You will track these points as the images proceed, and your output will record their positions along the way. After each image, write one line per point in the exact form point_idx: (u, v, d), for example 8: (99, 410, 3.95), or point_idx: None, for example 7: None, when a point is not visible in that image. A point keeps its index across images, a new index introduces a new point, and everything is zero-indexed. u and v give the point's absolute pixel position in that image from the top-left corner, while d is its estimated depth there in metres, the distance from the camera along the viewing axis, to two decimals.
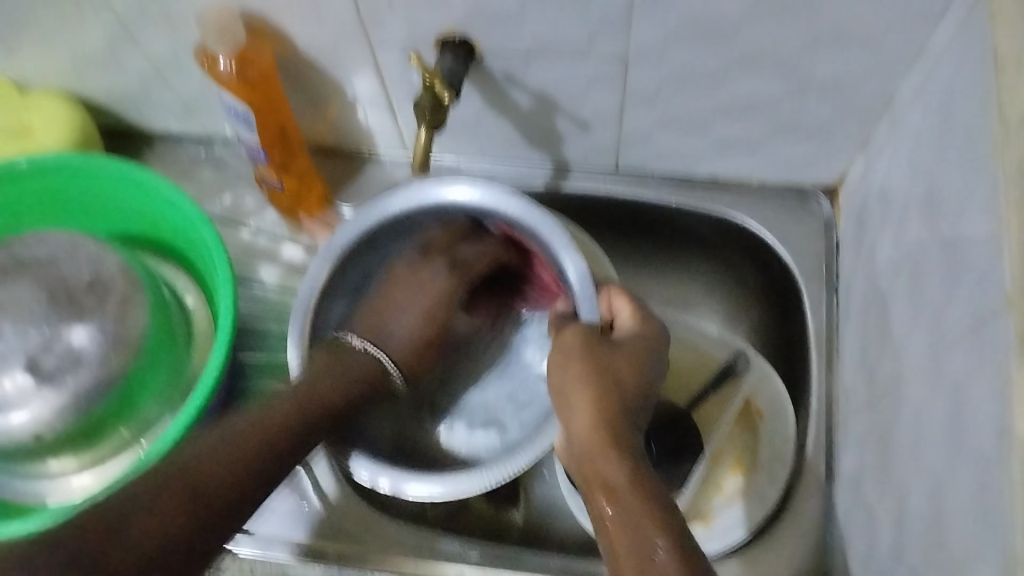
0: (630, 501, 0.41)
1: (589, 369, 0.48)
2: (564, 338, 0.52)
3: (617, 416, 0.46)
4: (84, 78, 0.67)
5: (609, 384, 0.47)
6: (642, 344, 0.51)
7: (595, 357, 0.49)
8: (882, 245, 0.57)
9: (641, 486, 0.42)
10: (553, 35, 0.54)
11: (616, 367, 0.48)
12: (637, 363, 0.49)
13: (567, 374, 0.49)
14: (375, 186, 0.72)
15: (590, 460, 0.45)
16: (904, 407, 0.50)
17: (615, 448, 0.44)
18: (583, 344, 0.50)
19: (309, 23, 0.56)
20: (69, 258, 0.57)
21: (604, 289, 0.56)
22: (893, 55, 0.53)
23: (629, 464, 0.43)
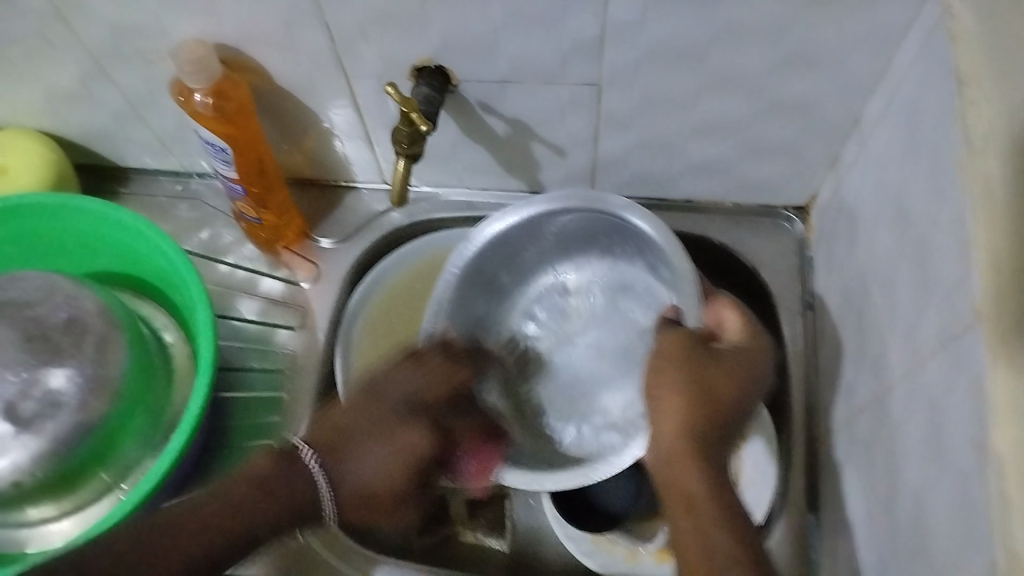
0: (711, 533, 0.45)
1: (690, 380, 0.48)
2: (665, 342, 0.51)
3: (707, 429, 0.48)
4: (58, 116, 0.67)
5: (706, 404, 0.48)
6: (745, 362, 0.50)
7: (699, 371, 0.49)
8: (856, 262, 0.58)
9: (727, 517, 0.45)
10: (527, 62, 0.55)
11: (722, 380, 0.49)
12: (734, 377, 0.49)
13: (663, 381, 0.49)
14: (354, 216, 0.72)
15: (675, 466, 0.47)
16: (885, 421, 0.50)
17: (700, 462, 0.47)
18: (686, 353, 0.50)
19: (284, 56, 0.57)
20: (46, 299, 0.57)
21: (713, 301, 0.55)
22: (857, 76, 0.54)
23: (710, 480, 0.47)
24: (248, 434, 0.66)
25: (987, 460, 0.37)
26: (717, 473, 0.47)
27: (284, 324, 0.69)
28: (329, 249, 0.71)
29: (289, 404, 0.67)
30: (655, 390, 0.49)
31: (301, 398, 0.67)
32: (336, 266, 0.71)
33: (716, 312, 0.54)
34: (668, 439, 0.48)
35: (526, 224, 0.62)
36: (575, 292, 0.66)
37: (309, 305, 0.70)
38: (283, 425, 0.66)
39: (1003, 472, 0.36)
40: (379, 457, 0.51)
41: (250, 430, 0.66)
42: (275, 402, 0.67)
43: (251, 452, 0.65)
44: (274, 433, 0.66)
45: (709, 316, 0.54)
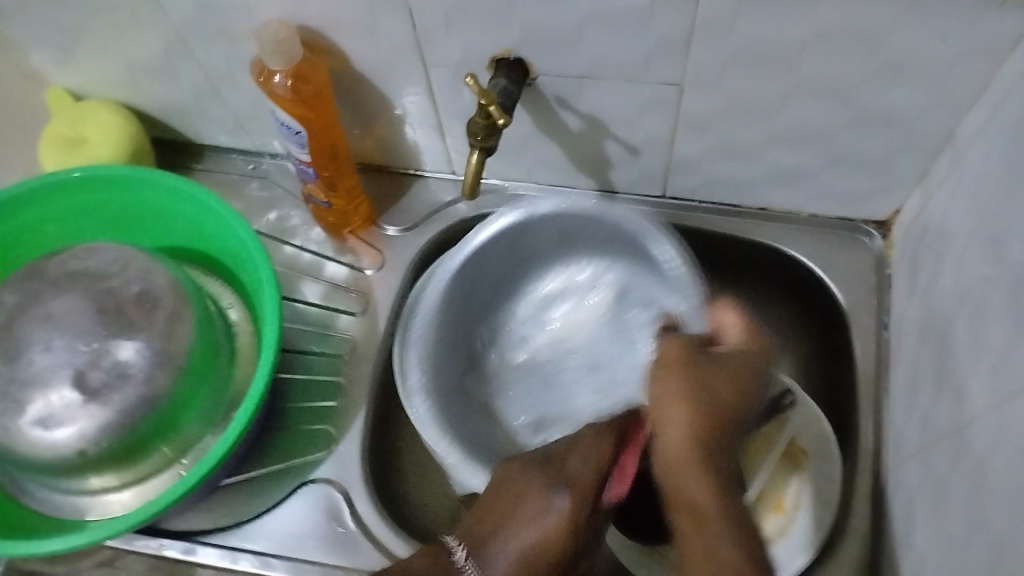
0: (724, 520, 0.43)
1: (690, 383, 0.48)
2: (663, 351, 0.51)
3: (719, 433, 0.47)
4: (139, 90, 0.68)
5: (705, 403, 0.47)
6: (743, 360, 0.50)
7: (696, 372, 0.48)
8: (941, 282, 0.55)
9: (734, 540, 0.42)
10: (610, 60, 0.54)
11: (709, 381, 0.48)
12: (733, 376, 0.49)
13: (666, 391, 0.48)
14: (420, 205, 0.72)
15: (683, 474, 0.45)
16: (965, 452, 0.48)
17: (705, 468, 0.45)
18: (681, 359, 0.49)
19: (365, 42, 0.56)
20: (120, 272, 0.58)
21: (713, 306, 0.55)
22: (957, 89, 0.51)
23: (712, 489, 0.44)
24: (305, 417, 0.66)
25: None
26: (716, 474, 0.45)
27: (346, 309, 0.70)
28: (394, 237, 0.71)
29: (348, 389, 0.67)
30: (658, 403, 0.48)
31: (359, 385, 0.67)
32: (400, 254, 0.71)
33: (717, 318, 0.54)
34: (673, 448, 0.46)
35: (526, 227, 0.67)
36: (571, 297, 0.71)
37: (372, 292, 0.70)
38: (341, 409, 0.66)
39: None
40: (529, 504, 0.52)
41: (308, 413, 0.67)
42: (334, 387, 0.67)
43: (308, 434, 0.66)
44: (331, 417, 0.66)
45: (713, 322, 0.54)
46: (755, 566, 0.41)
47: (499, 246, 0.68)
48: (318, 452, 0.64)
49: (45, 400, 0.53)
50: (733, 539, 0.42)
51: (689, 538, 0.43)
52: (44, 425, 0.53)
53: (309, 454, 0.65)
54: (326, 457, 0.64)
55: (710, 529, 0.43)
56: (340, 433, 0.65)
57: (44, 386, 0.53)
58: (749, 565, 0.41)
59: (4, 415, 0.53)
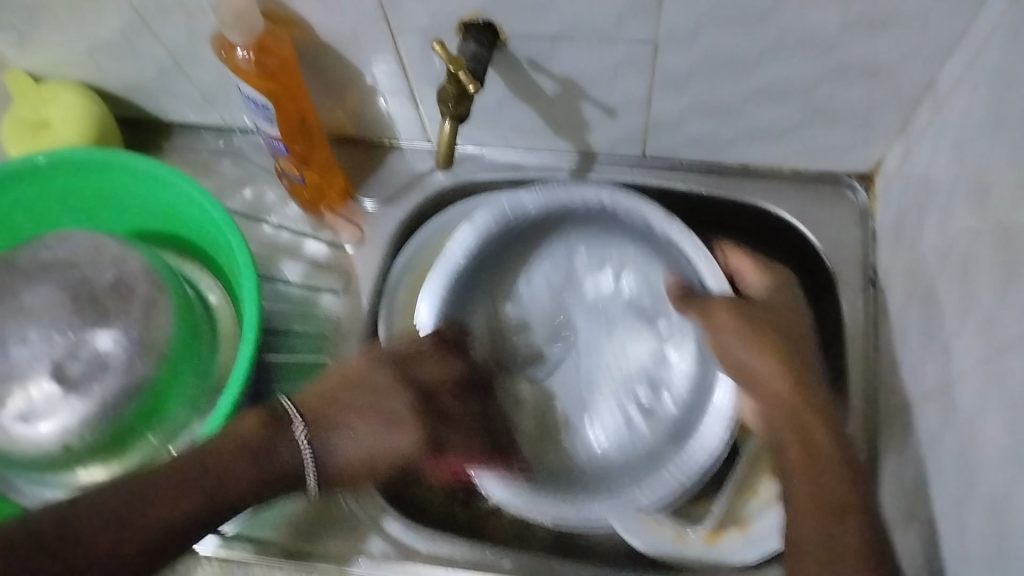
0: (826, 484, 0.49)
1: (738, 322, 0.56)
2: (714, 308, 0.57)
3: (810, 374, 0.54)
4: (101, 70, 0.66)
5: (796, 355, 0.54)
6: (778, 302, 0.58)
7: (754, 313, 0.56)
8: (925, 235, 0.54)
9: (852, 476, 0.49)
10: (580, 20, 0.52)
11: (783, 341, 0.55)
12: (791, 320, 0.57)
13: (723, 337, 0.56)
14: (397, 177, 0.71)
15: (799, 431, 0.51)
16: (955, 408, 0.47)
17: (814, 405, 0.52)
18: (733, 308, 0.57)
19: (328, 10, 0.55)
20: (92, 260, 0.56)
21: (722, 249, 0.63)
22: (936, 38, 0.50)
23: (839, 445, 0.50)
24: (294, 399, 0.66)
25: None
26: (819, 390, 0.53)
27: (327, 287, 0.69)
28: (372, 211, 0.70)
29: (334, 368, 0.66)
30: (724, 350, 0.56)
31: (345, 362, 0.66)
32: (379, 227, 0.70)
33: (730, 256, 0.63)
34: (760, 368, 0.54)
35: (597, 211, 0.63)
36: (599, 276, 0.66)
37: (352, 268, 0.69)
38: None
39: None
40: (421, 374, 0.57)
41: (295, 394, 0.66)
42: (320, 367, 0.66)
43: None
44: None
45: (731, 260, 0.62)
46: (852, 501, 0.48)
47: (553, 218, 0.64)
48: None
49: (25, 394, 0.52)
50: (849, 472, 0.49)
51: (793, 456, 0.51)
52: (25, 419, 0.52)
53: None
54: None
55: (844, 521, 0.47)
56: None
57: (22, 380, 0.52)
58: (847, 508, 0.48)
59: None
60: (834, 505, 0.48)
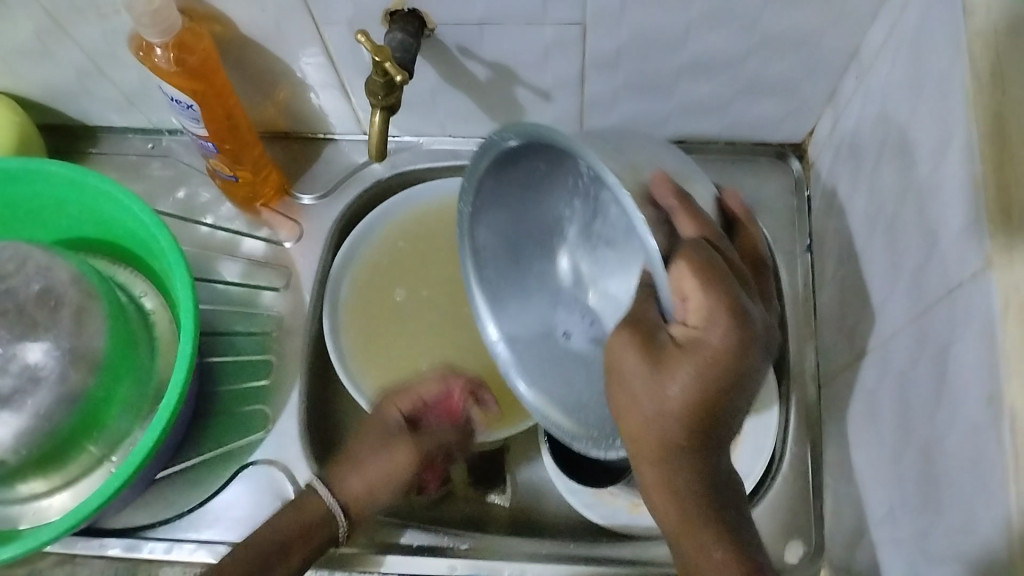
0: (692, 551, 0.46)
1: (646, 388, 0.43)
2: (616, 341, 0.45)
3: (682, 461, 0.44)
4: (16, 75, 0.64)
5: (665, 416, 0.43)
6: (719, 342, 0.40)
7: (647, 377, 0.43)
8: (855, 199, 0.56)
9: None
10: (505, 5, 0.52)
11: (688, 433, 0.43)
12: (716, 379, 0.41)
13: (624, 393, 0.45)
14: (334, 169, 0.70)
15: (653, 484, 0.46)
16: (891, 367, 0.48)
17: (687, 469, 0.45)
18: (633, 361, 0.43)
19: (247, 5, 0.53)
20: (17, 271, 0.55)
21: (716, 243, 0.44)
22: (857, 6, 0.51)
23: (692, 493, 0.45)
24: (239, 399, 0.65)
25: (998, 410, 0.35)
26: (709, 474, 0.45)
27: (268, 285, 0.67)
28: (310, 206, 0.69)
29: (279, 366, 0.65)
30: (619, 402, 0.45)
31: (291, 359, 0.65)
32: (318, 222, 0.68)
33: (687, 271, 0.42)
34: (639, 442, 0.45)
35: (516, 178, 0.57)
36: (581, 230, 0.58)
37: (293, 265, 0.68)
38: (274, 387, 0.64)
39: (1017, 423, 0.34)
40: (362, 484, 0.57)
41: (240, 395, 0.65)
42: (265, 366, 0.65)
43: (243, 416, 0.64)
44: (264, 397, 0.64)
45: (669, 287, 0.42)
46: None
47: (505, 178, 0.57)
48: (254, 433, 0.63)
49: None
50: (705, 530, 0.45)
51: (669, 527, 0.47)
52: None
53: (247, 436, 0.63)
54: (265, 437, 0.62)
55: (693, 528, 0.46)
56: (275, 413, 0.63)
57: None
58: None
59: None
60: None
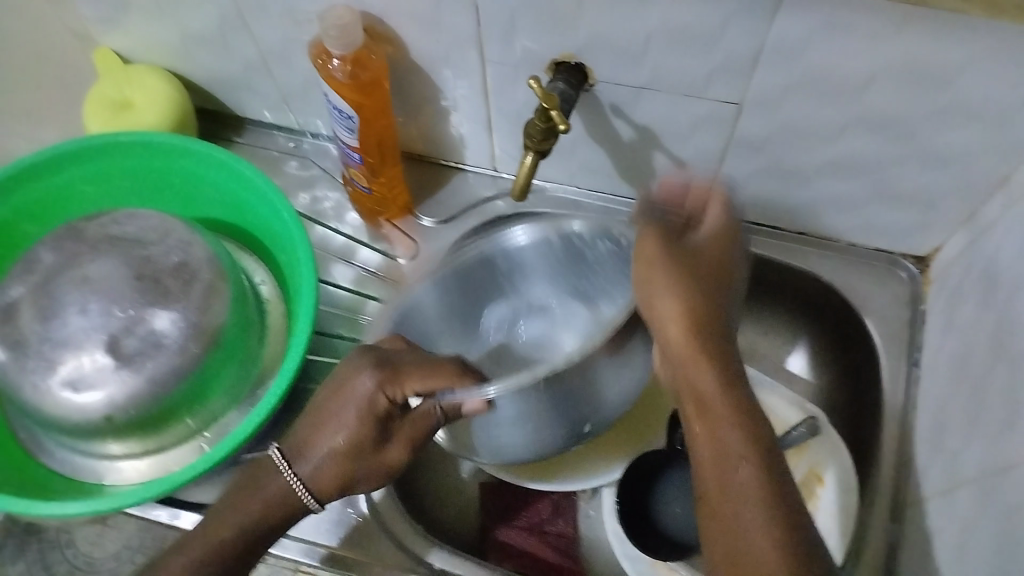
0: (723, 438, 0.45)
1: (682, 276, 0.51)
2: (643, 244, 0.53)
3: (720, 355, 0.48)
4: (189, 58, 0.67)
5: (703, 299, 0.50)
6: (726, 252, 0.53)
7: (679, 264, 0.51)
8: (982, 324, 0.55)
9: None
10: (670, 74, 0.54)
11: (700, 348, 0.48)
12: (722, 259, 0.52)
13: (654, 276, 0.51)
14: (458, 198, 0.72)
15: (690, 366, 0.48)
16: (998, 501, 0.47)
17: (710, 362, 0.47)
18: (662, 252, 0.52)
19: (424, 32, 0.56)
20: (159, 240, 0.57)
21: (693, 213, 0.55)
22: (1021, 135, 0.51)
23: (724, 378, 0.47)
24: None
25: None
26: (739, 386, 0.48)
27: (375, 295, 0.69)
28: (428, 228, 0.71)
29: None
30: (649, 298, 0.51)
31: None
32: (433, 246, 0.70)
33: (694, 200, 0.56)
34: (669, 318, 0.49)
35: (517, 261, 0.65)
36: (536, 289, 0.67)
37: (402, 281, 0.69)
38: None
39: None
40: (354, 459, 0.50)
41: None
42: None
43: None
44: None
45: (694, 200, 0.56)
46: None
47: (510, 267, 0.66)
48: None
49: (77, 362, 0.52)
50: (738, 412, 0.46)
51: (695, 421, 0.47)
52: (72, 387, 0.52)
53: None
54: None
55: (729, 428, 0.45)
56: None
57: (77, 349, 0.52)
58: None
59: (35, 372, 0.52)
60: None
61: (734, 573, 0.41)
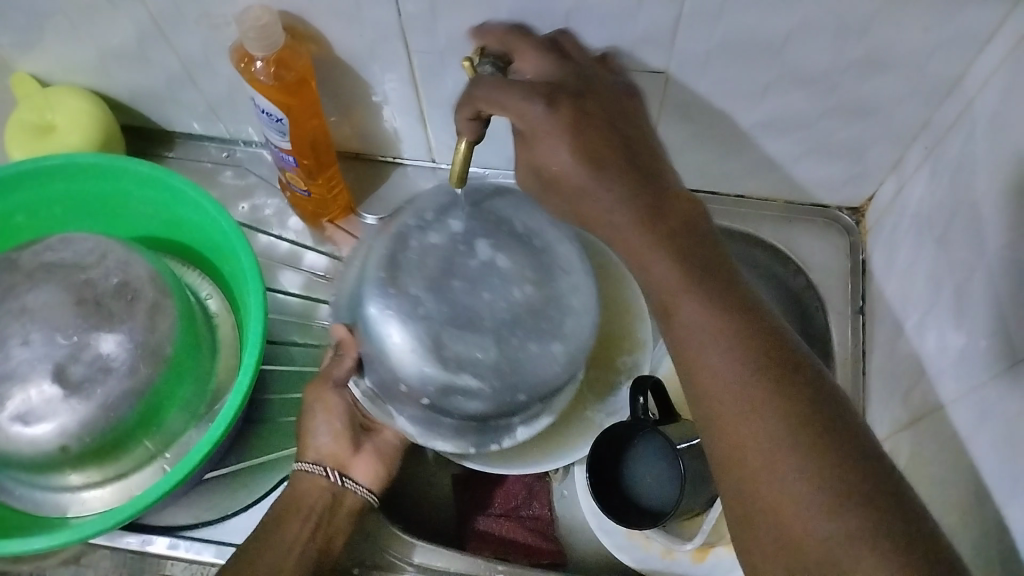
0: (719, 364, 0.40)
1: (565, 128, 0.43)
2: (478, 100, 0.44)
3: (671, 251, 0.42)
4: (110, 76, 0.66)
5: (628, 176, 0.43)
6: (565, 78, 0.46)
7: (575, 129, 0.43)
8: (919, 264, 0.56)
9: (838, 442, 0.37)
10: (595, 48, 0.54)
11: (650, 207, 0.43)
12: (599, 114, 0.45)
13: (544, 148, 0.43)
14: (399, 193, 0.71)
15: (637, 259, 0.43)
16: (952, 434, 0.49)
17: (662, 259, 0.42)
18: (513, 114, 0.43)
19: (346, 28, 0.56)
20: (97, 263, 0.56)
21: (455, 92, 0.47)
22: (937, 78, 0.53)
23: (690, 289, 0.41)
24: (288, 409, 0.66)
25: None
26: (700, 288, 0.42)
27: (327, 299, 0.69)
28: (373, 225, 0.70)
29: None
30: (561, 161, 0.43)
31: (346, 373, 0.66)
32: None
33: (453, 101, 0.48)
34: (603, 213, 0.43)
35: None
36: None
37: None
38: None
39: None
40: (338, 417, 0.57)
41: (290, 404, 0.66)
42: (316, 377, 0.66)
43: (291, 426, 0.65)
44: None
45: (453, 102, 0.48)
46: (861, 478, 0.36)
47: None
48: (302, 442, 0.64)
49: (25, 395, 0.51)
50: (713, 322, 0.41)
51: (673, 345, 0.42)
52: (23, 420, 0.51)
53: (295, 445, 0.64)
54: None
55: (712, 337, 0.41)
56: None
57: (23, 381, 0.51)
58: (809, 420, 0.38)
59: None
60: (808, 426, 0.37)
61: (782, 515, 0.36)
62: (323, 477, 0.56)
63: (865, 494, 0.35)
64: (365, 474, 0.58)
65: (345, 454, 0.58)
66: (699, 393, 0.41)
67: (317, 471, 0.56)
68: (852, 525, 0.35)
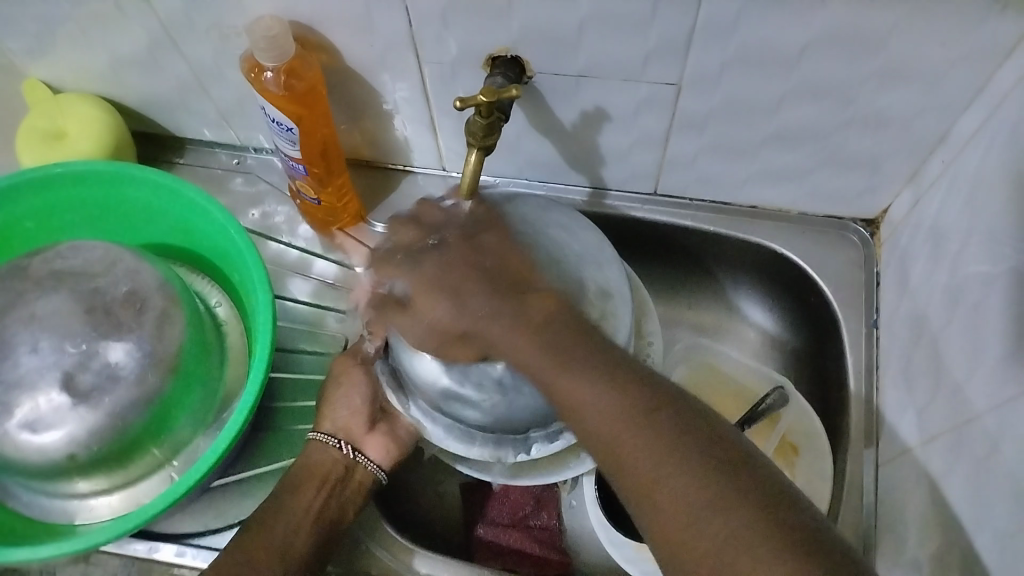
0: (590, 397, 0.43)
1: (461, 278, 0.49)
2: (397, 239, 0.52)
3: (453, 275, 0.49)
4: (122, 83, 0.66)
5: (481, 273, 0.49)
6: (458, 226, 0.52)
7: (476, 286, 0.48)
8: (934, 279, 0.56)
9: (711, 457, 0.40)
10: (607, 59, 0.54)
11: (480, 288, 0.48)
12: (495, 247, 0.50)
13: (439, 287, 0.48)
14: (409, 201, 0.71)
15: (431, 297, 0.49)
16: (967, 453, 0.48)
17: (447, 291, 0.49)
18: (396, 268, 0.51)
19: (357, 37, 0.55)
20: (107, 271, 0.56)
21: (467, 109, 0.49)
22: (955, 91, 0.52)
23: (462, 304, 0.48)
24: (297, 417, 0.66)
25: None
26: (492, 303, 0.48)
27: (336, 307, 0.69)
28: (382, 234, 0.70)
29: None
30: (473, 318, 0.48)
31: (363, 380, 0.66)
32: None
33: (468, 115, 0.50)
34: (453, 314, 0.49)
35: None
36: None
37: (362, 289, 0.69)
38: None
39: None
40: (359, 392, 0.59)
41: (298, 412, 0.66)
42: None
43: (300, 435, 0.65)
44: None
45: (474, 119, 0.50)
46: (731, 487, 0.39)
47: None
48: None
49: (33, 403, 0.51)
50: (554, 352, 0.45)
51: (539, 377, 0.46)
52: (30, 428, 0.51)
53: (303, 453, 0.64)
54: None
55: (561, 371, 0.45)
56: None
57: (31, 389, 0.51)
58: (692, 448, 0.40)
59: None
60: (675, 448, 0.40)
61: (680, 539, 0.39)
62: (336, 449, 0.57)
63: (737, 502, 0.38)
64: (377, 451, 0.59)
65: (358, 429, 0.59)
66: (589, 435, 0.44)
67: (331, 443, 0.58)
68: (736, 534, 0.37)
